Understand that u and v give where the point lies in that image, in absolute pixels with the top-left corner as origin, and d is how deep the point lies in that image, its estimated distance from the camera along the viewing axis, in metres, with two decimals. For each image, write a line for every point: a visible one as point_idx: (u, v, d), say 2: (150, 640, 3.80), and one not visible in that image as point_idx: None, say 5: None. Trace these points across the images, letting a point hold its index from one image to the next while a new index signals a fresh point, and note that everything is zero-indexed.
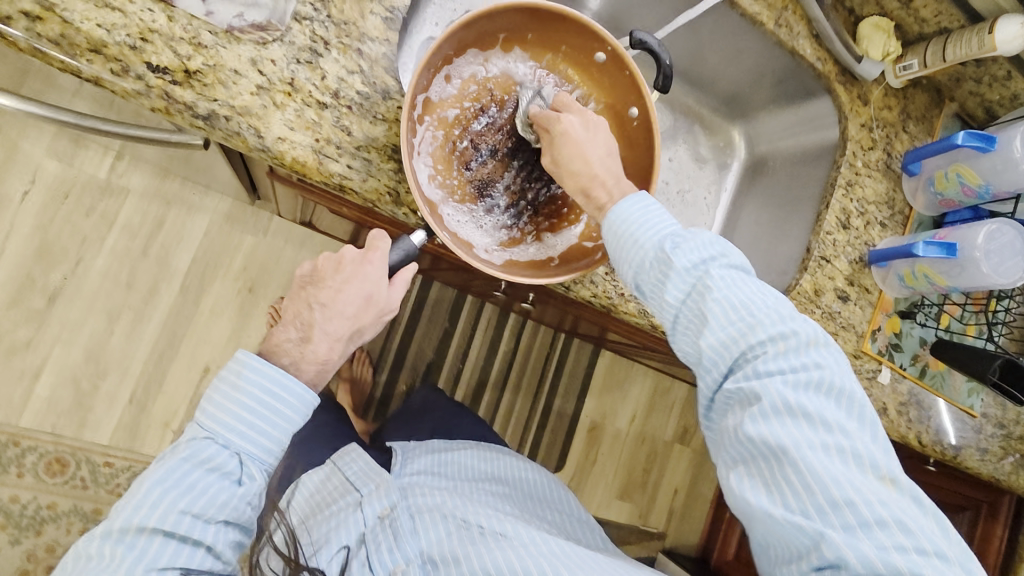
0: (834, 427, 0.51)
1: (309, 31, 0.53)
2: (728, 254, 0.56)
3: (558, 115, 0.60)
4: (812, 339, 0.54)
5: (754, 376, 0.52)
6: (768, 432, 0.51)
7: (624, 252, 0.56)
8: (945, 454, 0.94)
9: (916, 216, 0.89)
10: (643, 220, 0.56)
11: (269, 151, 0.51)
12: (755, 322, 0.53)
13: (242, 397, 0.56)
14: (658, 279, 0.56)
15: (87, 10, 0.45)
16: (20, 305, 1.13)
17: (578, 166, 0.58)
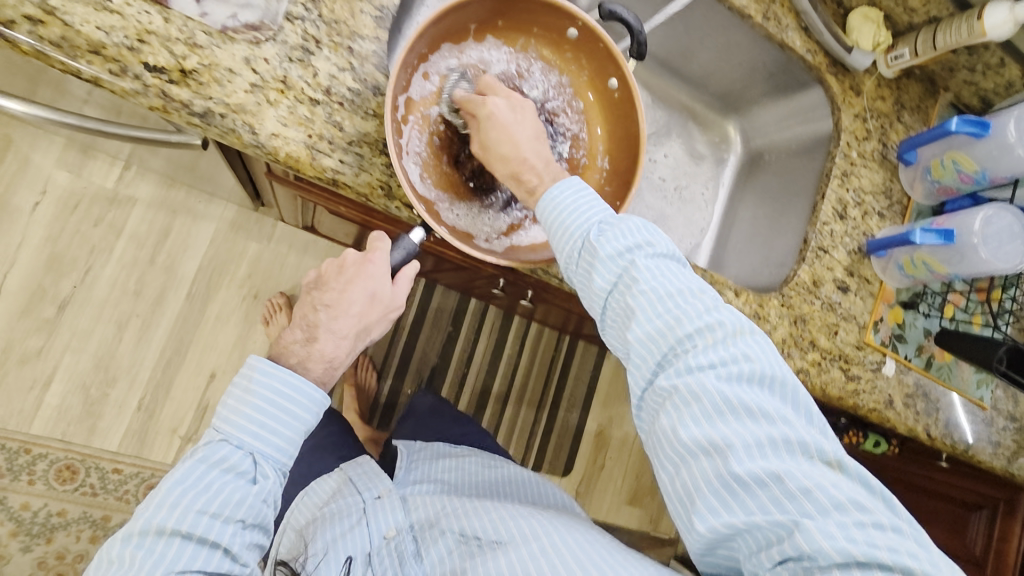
0: (773, 416, 0.49)
1: (301, 30, 0.54)
2: (652, 242, 0.55)
3: (483, 98, 0.59)
4: (738, 327, 0.52)
5: (686, 372, 0.51)
6: (700, 429, 0.49)
7: (558, 241, 0.56)
8: (955, 448, 0.93)
9: (914, 206, 0.89)
10: (579, 206, 0.55)
11: (264, 147, 0.53)
12: (682, 314, 0.52)
13: (255, 399, 0.57)
14: (586, 269, 0.55)
15: (86, 14, 0.47)
16: (31, 314, 1.15)
17: (508, 147, 0.57)
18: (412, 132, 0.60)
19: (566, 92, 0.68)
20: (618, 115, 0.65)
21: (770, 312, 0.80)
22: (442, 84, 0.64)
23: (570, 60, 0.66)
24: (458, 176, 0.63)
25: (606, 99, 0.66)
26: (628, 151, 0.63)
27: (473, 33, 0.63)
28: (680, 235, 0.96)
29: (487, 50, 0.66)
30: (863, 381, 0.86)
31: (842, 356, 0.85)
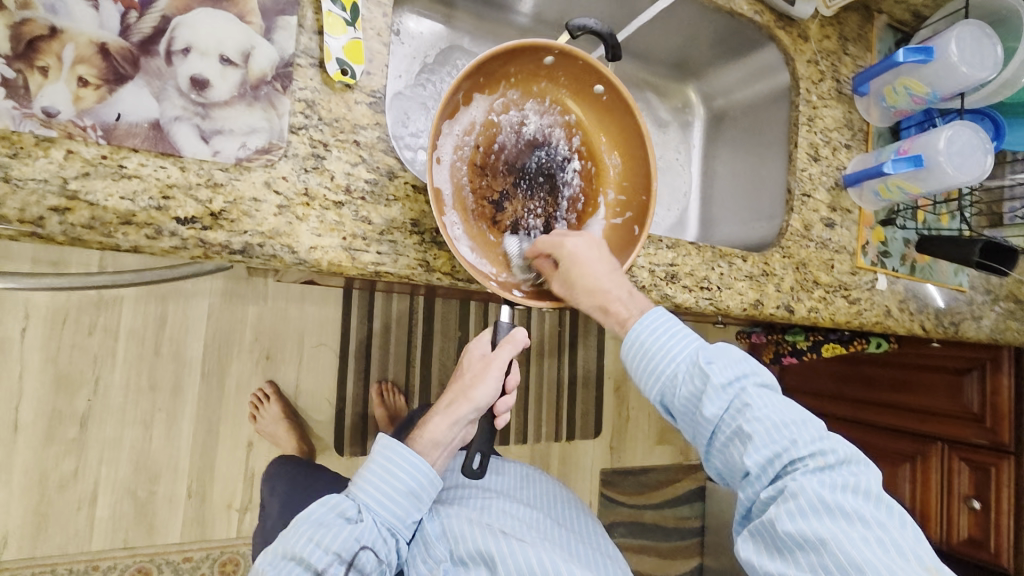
0: (873, 522, 0.50)
1: (308, 138, 0.55)
2: (759, 373, 0.58)
3: (562, 239, 0.62)
4: (844, 453, 0.54)
5: (791, 481, 0.53)
6: (796, 524, 0.51)
7: (655, 367, 0.59)
8: (945, 332, 1.04)
9: (874, 130, 0.96)
10: (671, 341, 0.59)
11: (305, 262, 0.54)
12: (794, 440, 0.54)
13: (369, 465, 0.69)
14: (692, 392, 0.57)
15: (107, 186, 0.47)
16: (55, 440, 1.15)
17: (592, 283, 0.60)
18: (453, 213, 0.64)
19: (551, 110, 0.73)
20: (608, 114, 0.70)
21: (775, 266, 0.87)
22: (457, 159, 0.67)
23: (550, 83, 0.70)
24: (503, 236, 0.68)
25: (595, 103, 0.70)
26: (636, 146, 0.68)
27: (463, 104, 0.65)
28: (668, 204, 1.04)
29: (474, 111, 0.68)
30: (862, 301, 0.95)
31: (842, 285, 0.93)
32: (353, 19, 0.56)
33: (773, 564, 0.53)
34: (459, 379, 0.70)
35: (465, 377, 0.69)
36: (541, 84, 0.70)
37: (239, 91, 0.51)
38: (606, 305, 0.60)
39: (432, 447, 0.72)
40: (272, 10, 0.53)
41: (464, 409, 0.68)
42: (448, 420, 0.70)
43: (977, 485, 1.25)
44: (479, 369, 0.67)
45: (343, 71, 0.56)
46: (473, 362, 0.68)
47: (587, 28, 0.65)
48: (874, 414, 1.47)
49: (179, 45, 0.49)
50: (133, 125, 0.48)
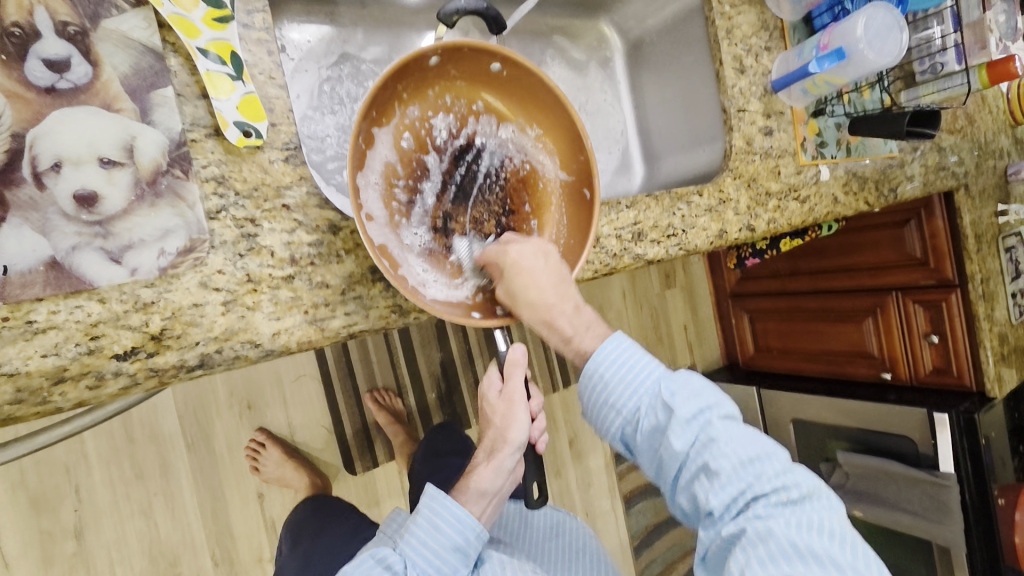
0: (848, 570, 0.45)
1: (231, 220, 0.49)
2: (722, 405, 0.54)
3: (504, 249, 0.58)
4: (810, 487, 0.50)
5: (753, 522, 0.48)
6: (767, 572, 0.45)
7: (616, 401, 0.55)
8: (892, 198, 1.08)
9: (788, 25, 0.94)
10: (630, 374, 0.55)
11: (274, 350, 0.49)
12: (756, 479, 0.50)
13: (417, 523, 0.74)
14: (655, 425, 0.53)
15: (22, 349, 0.41)
16: (54, 562, 1.08)
17: (535, 297, 0.56)
18: (407, 260, 0.61)
19: (456, 107, 0.67)
20: (518, 90, 0.66)
21: (729, 190, 0.86)
22: (386, 202, 0.62)
23: (443, 82, 0.64)
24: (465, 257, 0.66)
25: (495, 81, 0.66)
26: (554, 109, 0.66)
27: (367, 146, 0.59)
28: (607, 146, 1.01)
29: (383, 150, 0.62)
30: (812, 197, 0.96)
31: (792, 188, 0.93)
32: (238, 70, 0.49)
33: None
34: (492, 424, 0.76)
35: (495, 419, 0.74)
36: (435, 86, 0.64)
37: (136, 192, 0.44)
38: (549, 318, 0.56)
39: (479, 496, 0.80)
40: (141, 88, 0.45)
41: (509, 451, 0.75)
42: (494, 468, 0.78)
43: (933, 321, 1.31)
44: (505, 409, 0.72)
45: (246, 134, 0.49)
46: (496, 404, 0.73)
47: (460, 10, 0.60)
48: (829, 281, 1.51)
49: (46, 163, 0.42)
50: (27, 272, 0.41)
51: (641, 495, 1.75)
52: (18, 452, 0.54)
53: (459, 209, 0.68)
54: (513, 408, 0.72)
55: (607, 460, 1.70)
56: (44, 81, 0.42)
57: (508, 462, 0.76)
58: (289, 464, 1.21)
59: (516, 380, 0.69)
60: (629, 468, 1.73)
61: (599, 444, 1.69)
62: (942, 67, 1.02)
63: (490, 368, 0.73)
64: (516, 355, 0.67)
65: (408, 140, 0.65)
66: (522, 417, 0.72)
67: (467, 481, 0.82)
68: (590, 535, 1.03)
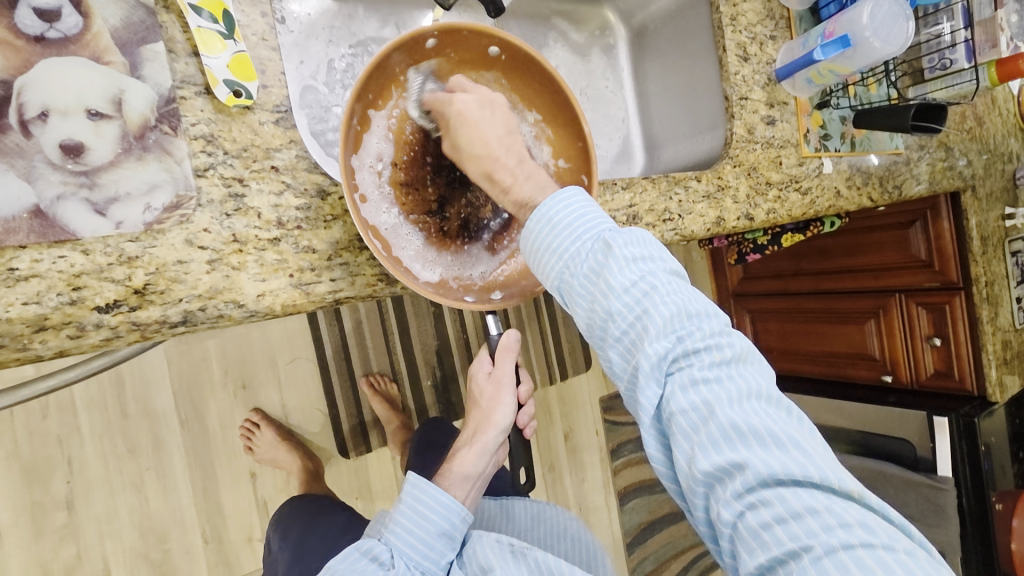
0: (786, 442, 0.43)
1: (219, 178, 0.49)
2: (663, 261, 0.50)
3: (450, 97, 0.61)
4: (744, 351, 0.47)
5: (691, 388, 0.45)
6: (710, 455, 0.43)
7: (558, 244, 0.51)
8: (896, 195, 1.06)
9: (795, 14, 0.93)
10: (577, 221, 0.51)
11: (258, 311, 0.49)
12: (690, 332, 0.46)
13: (400, 510, 0.74)
14: (595, 275, 0.49)
15: (4, 295, 0.41)
16: (46, 531, 1.09)
17: (478, 147, 0.59)
18: (405, 247, 0.60)
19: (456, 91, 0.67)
20: (516, 74, 0.66)
21: (729, 177, 0.85)
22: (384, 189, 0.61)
23: (442, 64, 0.64)
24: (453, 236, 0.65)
25: (494, 67, 0.66)
26: (551, 93, 0.65)
27: (363, 128, 0.60)
28: (608, 134, 1.01)
29: (379, 130, 0.62)
30: (814, 190, 0.95)
31: (793, 179, 0.92)
32: (230, 29, 0.49)
33: (690, 497, 0.45)
34: (477, 406, 0.77)
35: (482, 403, 0.75)
36: (433, 69, 0.64)
37: (123, 145, 0.45)
38: (490, 171, 0.58)
39: (463, 480, 0.79)
40: (132, 42, 0.45)
41: (492, 434, 0.75)
42: (477, 451, 0.78)
43: (936, 324, 1.29)
44: (492, 392, 0.73)
45: (237, 93, 0.49)
46: (484, 386, 0.74)
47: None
48: (831, 283, 1.49)
49: (34, 111, 0.42)
50: (11, 219, 0.41)
51: (635, 492, 1.74)
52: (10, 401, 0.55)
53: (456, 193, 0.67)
54: (501, 390, 0.73)
55: (602, 455, 1.70)
56: (34, 30, 0.42)
57: (492, 444, 0.76)
58: (281, 446, 1.21)
59: (505, 366, 0.70)
60: (623, 464, 1.72)
61: (594, 439, 1.69)
62: (950, 63, 0.99)
63: (482, 350, 0.75)
64: (509, 341, 0.68)
65: (406, 118, 0.64)
66: (509, 400, 0.72)
67: (451, 465, 0.80)
68: (571, 518, 1.02)
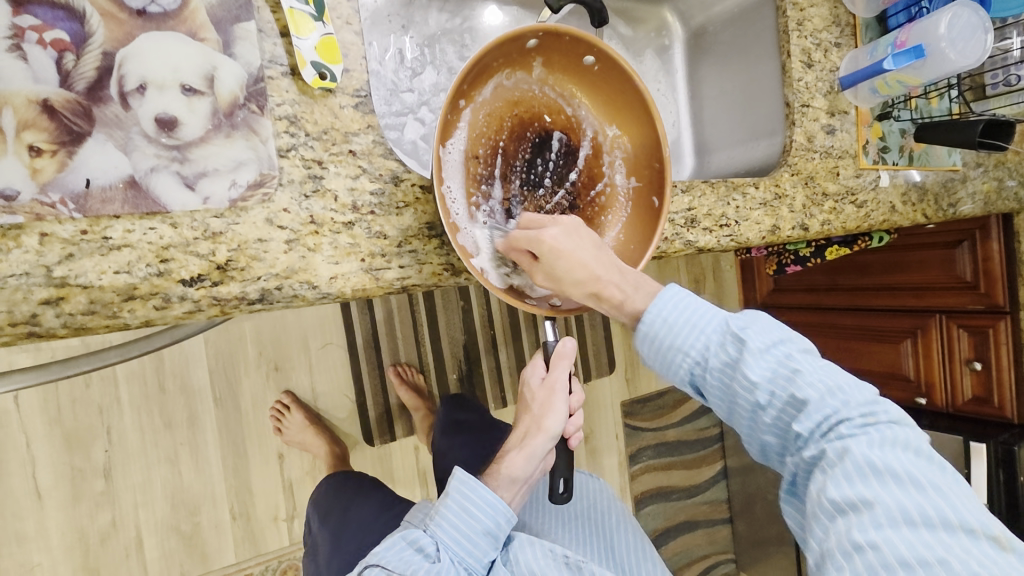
0: (926, 486, 0.42)
1: (300, 159, 0.49)
2: (799, 339, 0.51)
3: (538, 234, 0.55)
4: (900, 417, 0.46)
5: (834, 438, 0.45)
6: (841, 489, 0.43)
7: (683, 340, 0.52)
8: (948, 213, 1.03)
9: (861, 22, 0.92)
10: (695, 317, 0.53)
11: (330, 294, 0.50)
12: (838, 402, 0.46)
13: (449, 503, 0.73)
14: (728, 360, 0.50)
15: (96, 263, 0.42)
16: (84, 497, 1.12)
17: (580, 274, 0.54)
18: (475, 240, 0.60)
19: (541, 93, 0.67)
20: (604, 88, 0.66)
21: (786, 186, 0.84)
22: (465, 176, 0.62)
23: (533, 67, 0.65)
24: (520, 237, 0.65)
25: (587, 77, 0.66)
26: (635, 108, 0.65)
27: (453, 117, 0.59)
28: None
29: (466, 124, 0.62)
30: (869, 204, 0.93)
31: (849, 191, 0.91)
32: (320, 12, 0.49)
33: (813, 534, 0.45)
34: (528, 411, 0.77)
35: (533, 407, 0.75)
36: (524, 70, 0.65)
37: (213, 122, 0.45)
38: (599, 291, 0.55)
39: (511, 482, 0.78)
40: (226, 20, 0.46)
41: (541, 441, 0.74)
42: (525, 456, 0.76)
43: (977, 348, 1.25)
44: (545, 398, 0.73)
45: (322, 76, 0.49)
46: (536, 391, 0.74)
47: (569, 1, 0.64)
48: (869, 299, 1.45)
49: (133, 84, 0.43)
50: (107, 188, 0.42)
51: (653, 497, 1.73)
52: (81, 368, 0.56)
53: (529, 194, 0.67)
54: (553, 396, 0.73)
55: (622, 459, 1.69)
56: (137, 4, 0.43)
57: (540, 451, 0.75)
58: (311, 429, 1.22)
59: (559, 372, 0.70)
60: (643, 469, 1.72)
61: (616, 441, 1.68)
62: (1016, 80, 0.96)
63: (537, 356, 0.76)
64: (565, 348, 0.67)
65: (491, 116, 0.64)
66: (560, 407, 0.72)
67: (500, 467, 0.79)
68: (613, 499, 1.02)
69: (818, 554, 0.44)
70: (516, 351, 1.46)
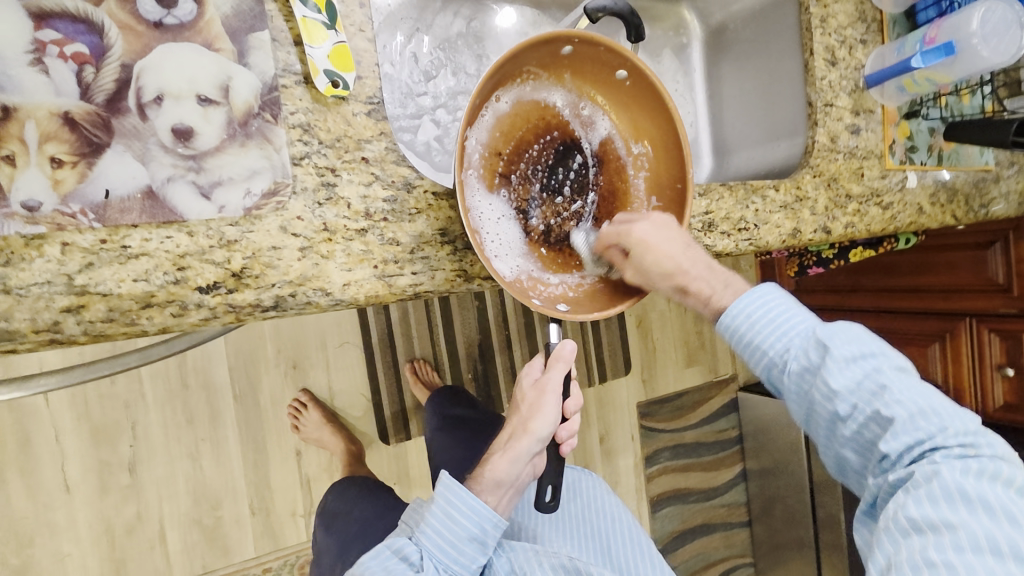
0: (1002, 514, 0.44)
1: (313, 167, 0.49)
2: (894, 358, 0.52)
3: (628, 229, 0.60)
4: (998, 451, 0.48)
5: (921, 458, 0.47)
6: (920, 509, 0.46)
7: (761, 340, 0.56)
8: (979, 214, 1.00)
9: (890, 18, 0.89)
10: (779, 318, 0.56)
11: (342, 300, 0.50)
12: (935, 427, 0.48)
13: (434, 512, 0.72)
14: (810, 367, 0.53)
15: (115, 272, 0.42)
16: (110, 490, 1.15)
17: (666, 265, 0.57)
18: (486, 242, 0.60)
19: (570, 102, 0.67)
20: (634, 101, 0.65)
21: (808, 188, 0.82)
22: (482, 177, 0.62)
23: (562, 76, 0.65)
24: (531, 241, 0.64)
25: (617, 89, 0.65)
26: (663, 123, 0.63)
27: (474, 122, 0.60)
28: None
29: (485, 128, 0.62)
30: (896, 205, 0.91)
31: (875, 192, 0.88)
32: (332, 20, 0.49)
33: (876, 547, 0.47)
34: (515, 413, 0.74)
35: (521, 409, 0.73)
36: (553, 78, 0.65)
37: (228, 131, 0.46)
38: (684, 284, 0.58)
39: (495, 486, 0.74)
40: (240, 30, 0.46)
41: (526, 443, 0.71)
42: (509, 459, 0.73)
43: (1009, 353, 1.22)
44: (535, 399, 0.71)
45: (334, 84, 0.49)
46: (527, 392, 0.72)
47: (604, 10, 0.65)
48: (896, 301, 1.41)
49: (150, 95, 0.43)
50: (125, 199, 0.43)
51: (670, 499, 1.72)
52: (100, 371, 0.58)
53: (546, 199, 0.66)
54: (543, 398, 0.70)
55: (638, 460, 1.68)
56: (154, 16, 0.44)
57: (525, 454, 0.72)
58: (328, 427, 1.24)
59: (555, 375, 0.68)
60: (660, 471, 1.70)
61: (632, 442, 1.67)
62: None
63: (535, 357, 0.74)
64: (564, 350, 0.68)
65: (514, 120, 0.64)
66: (552, 410, 0.69)
67: (482, 470, 0.76)
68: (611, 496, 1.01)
69: (888, 571, 0.47)
70: (531, 351, 1.46)
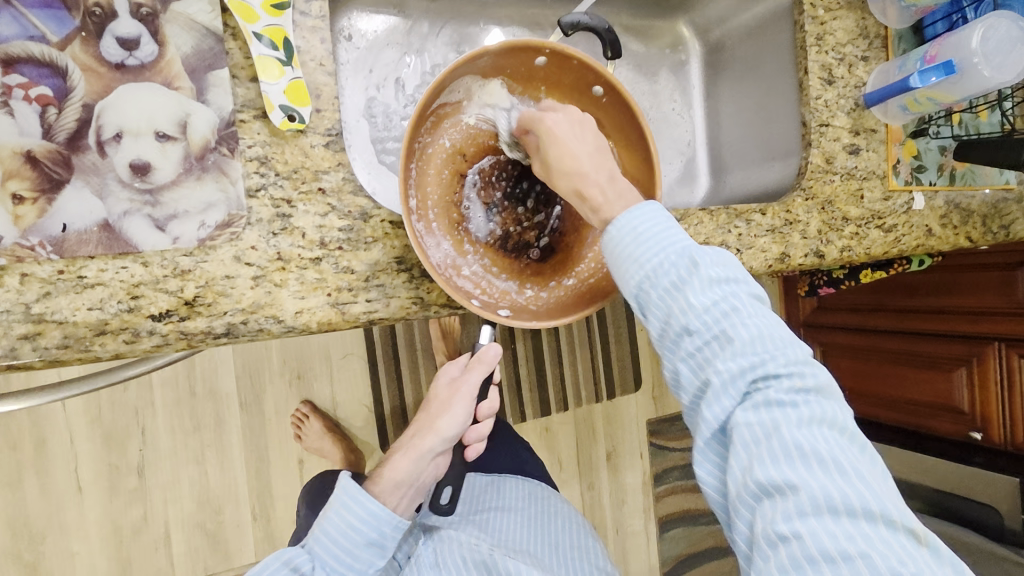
0: (850, 472, 0.41)
1: (269, 199, 0.51)
2: (749, 286, 0.48)
3: (541, 115, 0.58)
4: (826, 384, 0.45)
5: (764, 408, 0.43)
6: (770, 465, 0.41)
7: (640, 254, 0.48)
8: (999, 237, 0.94)
9: (894, 33, 0.85)
10: (660, 232, 0.48)
11: (295, 327, 0.52)
12: (773, 363, 0.44)
13: (328, 517, 0.65)
14: (672, 291, 0.47)
15: (72, 300, 0.45)
16: (120, 491, 1.21)
17: (569, 161, 0.55)
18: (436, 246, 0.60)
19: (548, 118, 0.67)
20: (609, 122, 0.64)
21: (798, 211, 0.79)
22: (444, 185, 0.63)
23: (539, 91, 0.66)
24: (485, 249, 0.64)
25: (594, 109, 0.64)
26: (636, 147, 0.62)
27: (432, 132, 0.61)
28: (670, 157, 0.96)
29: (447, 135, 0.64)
30: (900, 227, 0.86)
31: (875, 215, 0.84)
32: (289, 56, 0.50)
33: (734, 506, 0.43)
34: (428, 410, 0.76)
35: (433, 406, 0.74)
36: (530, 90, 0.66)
37: (185, 166, 0.48)
38: (579, 187, 0.54)
39: (394, 489, 0.72)
40: (199, 69, 0.48)
41: (432, 440, 0.72)
42: (413, 458, 0.73)
43: None
44: (447, 397, 0.72)
45: (290, 118, 0.51)
46: (443, 390, 0.73)
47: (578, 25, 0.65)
48: (918, 323, 1.34)
49: (110, 132, 0.46)
50: (83, 231, 0.45)
51: (678, 519, 1.68)
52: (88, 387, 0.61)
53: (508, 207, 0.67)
54: (455, 398, 0.71)
55: (646, 479, 1.65)
56: (116, 58, 0.46)
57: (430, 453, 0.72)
58: (328, 437, 1.26)
59: (472, 376, 0.68)
60: (668, 490, 1.67)
61: (639, 460, 1.64)
62: None
63: (459, 356, 0.75)
64: (487, 353, 0.66)
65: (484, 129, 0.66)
66: (459, 411, 0.70)
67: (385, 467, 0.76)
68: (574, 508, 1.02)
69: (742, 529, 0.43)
70: None
